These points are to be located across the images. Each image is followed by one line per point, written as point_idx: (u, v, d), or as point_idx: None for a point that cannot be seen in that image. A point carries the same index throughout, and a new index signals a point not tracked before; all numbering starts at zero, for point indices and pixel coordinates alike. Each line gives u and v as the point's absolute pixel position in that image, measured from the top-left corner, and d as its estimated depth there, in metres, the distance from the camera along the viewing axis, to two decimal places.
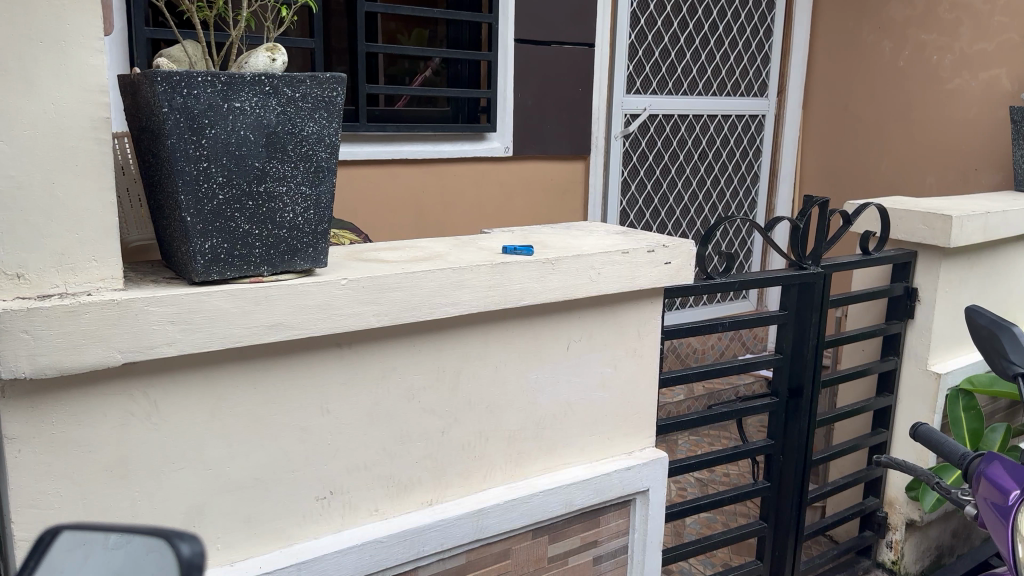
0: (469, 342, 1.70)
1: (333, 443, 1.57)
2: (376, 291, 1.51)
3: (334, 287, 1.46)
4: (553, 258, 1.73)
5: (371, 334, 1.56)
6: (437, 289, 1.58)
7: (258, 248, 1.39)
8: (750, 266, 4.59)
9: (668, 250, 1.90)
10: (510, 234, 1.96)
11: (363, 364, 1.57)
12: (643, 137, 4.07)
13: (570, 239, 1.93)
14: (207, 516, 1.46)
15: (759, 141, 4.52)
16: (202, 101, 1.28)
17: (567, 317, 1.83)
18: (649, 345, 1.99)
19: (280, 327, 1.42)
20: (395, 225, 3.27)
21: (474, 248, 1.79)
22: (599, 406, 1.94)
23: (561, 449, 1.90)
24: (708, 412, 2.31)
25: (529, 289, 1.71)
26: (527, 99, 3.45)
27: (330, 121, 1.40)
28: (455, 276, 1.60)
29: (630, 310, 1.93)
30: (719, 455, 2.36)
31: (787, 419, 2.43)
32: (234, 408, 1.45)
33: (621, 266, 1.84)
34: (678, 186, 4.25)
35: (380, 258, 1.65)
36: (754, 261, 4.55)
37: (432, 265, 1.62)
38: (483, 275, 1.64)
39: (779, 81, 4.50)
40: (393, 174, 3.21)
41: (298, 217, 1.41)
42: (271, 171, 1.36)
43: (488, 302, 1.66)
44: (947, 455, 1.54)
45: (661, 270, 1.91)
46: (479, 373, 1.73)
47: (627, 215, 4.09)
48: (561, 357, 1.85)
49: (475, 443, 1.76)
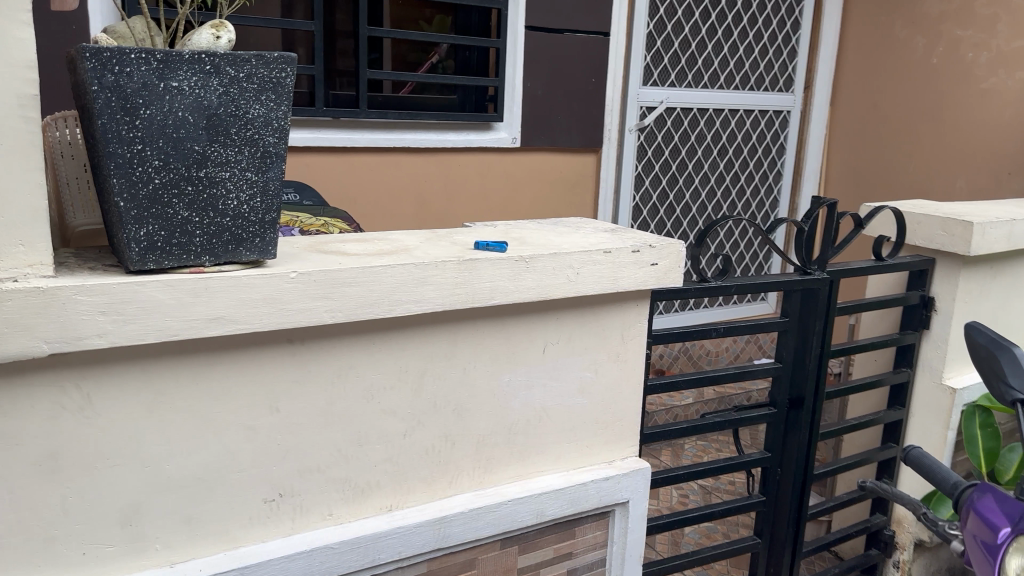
0: (435, 342, 1.61)
1: (283, 443, 1.49)
2: (329, 286, 1.42)
3: (283, 280, 1.38)
4: (527, 255, 1.63)
5: (325, 331, 1.48)
6: (397, 286, 1.50)
7: (199, 237, 1.32)
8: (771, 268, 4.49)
9: (655, 250, 1.80)
10: (490, 229, 1.87)
11: (316, 362, 1.49)
12: (660, 130, 3.96)
13: (553, 236, 1.83)
14: (146, 515, 1.40)
15: (782, 138, 4.37)
16: (135, 79, 1.21)
17: (544, 319, 1.73)
18: (635, 351, 1.89)
19: (222, 321, 1.34)
20: (394, 215, 3.19)
21: (447, 243, 1.70)
22: (578, 412, 1.84)
23: (536, 457, 1.80)
24: (699, 420, 2.15)
25: (500, 287, 1.62)
26: (537, 88, 3.34)
27: (279, 104, 1.32)
28: (417, 272, 1.51)
29: (615, 314, 1.83)
30: (708, 466, 2.22)
31: (786, 430, 2.31)
32: (174, 403, 1.38)
33: (603, 266, 1.73)
34: (695, 182, 4.14)
35: (342, 250, 1.57)
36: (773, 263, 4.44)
37: (394, 259, 1.53)
38: (449, 271, 1.55)
39: (806, 76, 4.33)
40: (395, 163, 3.13)
41: (243, 205, 1.34)
42: (212, 155, 1.29)
43: (454, 300, 1.57)
44: (938, 483, 1.42)
45: (646, 271, 1.80)
46: (445, 374, 1.64)
47: (640, 212, 4.01)
48: (537, 360, 1.75)
49: (441, 447, 1.67)
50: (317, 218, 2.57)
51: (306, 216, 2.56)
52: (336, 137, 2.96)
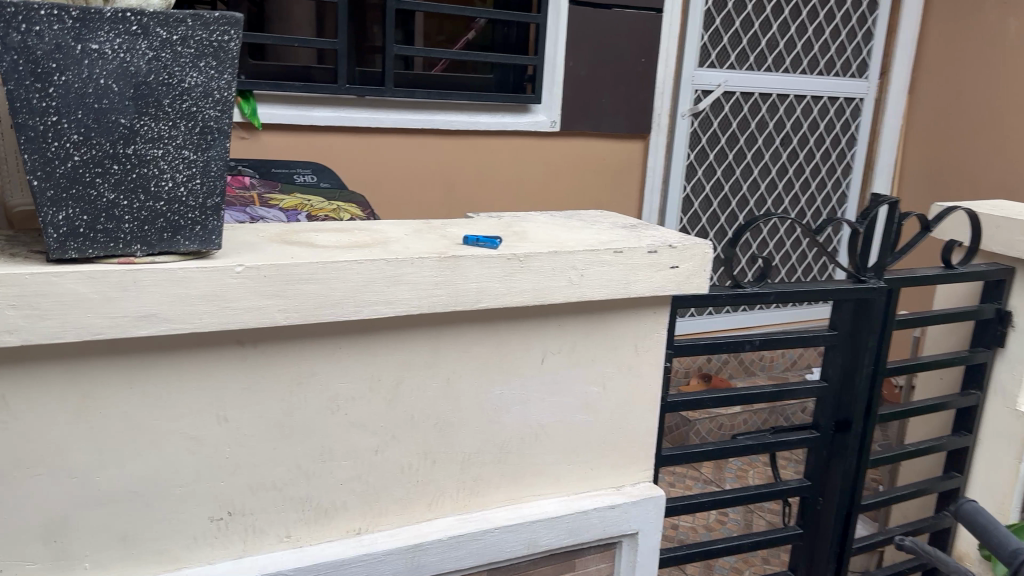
0: (414, 349, 1.42)
1: (232, 457, 1.33)
2: (281, 283, 1.25)
3: (227, 275, 1.21)
4: (522, 253, 1.42)
5: (283, 333, 1.31)
6: (363, 285, 1.31)
7: (128, 223, 1.16)
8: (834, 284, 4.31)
9: (675, 251, 1.56)
10: (491, 223, 1.67)
11: (271, 367, 1.32)
12: (716, 116, 3.70)
13: (563, 232, 1.61)
14: (73, 530, 1.25)
15: (854, 127, 4.05)
16: (47, 40, 1.04)
17: (543, 326, 1.52)
18: (651, 365, 1.66)
19: (155, 318, 1.19)
20: (419, 200, 3.08)
21: (435, 236, 1.51)
22: (583, 432, 1.62)
23: (531, 479, 1.60)
24: (727, 441, 1.89)
25: (488, 289, 1.42)
26: (580, 68, 3.19)
27: (222, 72, 1.16)
28: (390, 269, 1.32)
29: (628, 322, 1.60)
30: (739, 493, 1.95)
31: (830, 457, 2.05)
32: (105, 409, 1.23)
33: (613, 268, 1.51)
34: (754, 172, 3.87)
35: (311, 242, 1.39)
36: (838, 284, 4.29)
37: (364, 254, 1.34)
38: (428, 269, 1.36)
39: (882, 61, 4.01)
40: (422, 145, 3.02)
41: (180, 187, 1.18)
42: (141, 129, 1.12)
43: (433, 302, 1.37)
44: (994, 548, 1.17)
45: (665, 275, 1.57)
46: (425, 386, 1.45)
47: (692, 203, 3.77)
48: (533, 371, 1.54)
49: (420, 465, 1.48)
50: (330, 202, 2.40)
51: (318, 201, 2.40)
52: (359, 117, 2.87)
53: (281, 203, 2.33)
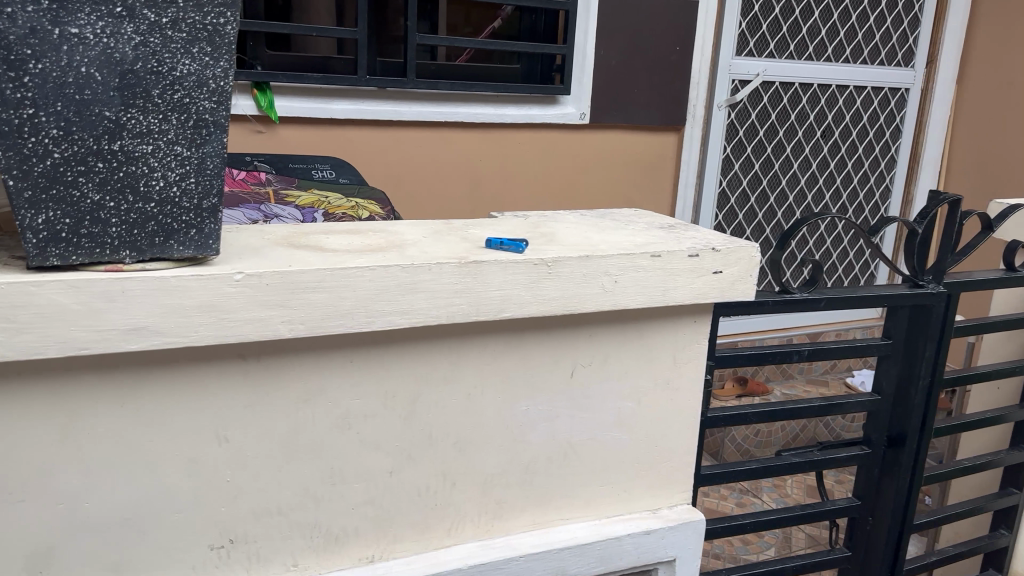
0: (432, 363, 1.30)
1: (233, 481, 1.22)
2: (285, 292, 1.13)
3: (225, 284, 1.10)
4: (550, 258, 1.29)
5: (288, 346, 1.19)
6: (376, 293, 1.19)
7: (115, 226, 1.05)
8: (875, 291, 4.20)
9: (719, 254, 1.42)
10: (517, 224, 1.54)
11: (276, 383, 1.21)
12: (755, 106, 3.56)
13: (595, 233, 1.48)
14: (60, 561, 1.15)
15: (899, 119, 3.88)
16: (20, 23, 0.93)
17: (573, 337, 1.40)
18: (690, 378, 1.53)
19: (146, 331, 1.08)
20: (442, 196, 2.98)
21: (455, 239, 1.39)
22: (616, 451, 1.49)
23: (560, 502, 1.48)
24: (771, 458, 1.76)
25: (514, 297, 1.29)
26: (611, 57, 3.08)
27: (217, 59, 1.04)
28: (405, 275, 1.20)
29: (665, 331, 1.47)
30: (784, 513, 1.81)
31: (881, 476, 1.91)
32: (94, 430, 1.12)
33: (650, 274, 1.38)
34: (794, 166, 3.72)
35: (320, 245, 1.28)
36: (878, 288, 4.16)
37: (377, 258, 1.22)
38: (447, 276, 1.23)
39: (929, 49, 3.82)
40: (445, 138, 2.91)
41: (172, 186, 1.06)
42: (128, 123, 1.01)
43: (453, 312, 1.25)
44: None
45: (707, 280, 1.43)
46: (444, 402, 1.33)
47: (727, 199, 3.64)
48: (562, 386, 1.42)
49: (438, 487, 1.37)
50: (348, 199, 2.29)
51: (336, 197, 2.29)
52: (380, 110, 2.75)
53: (298, 200, 2.22)
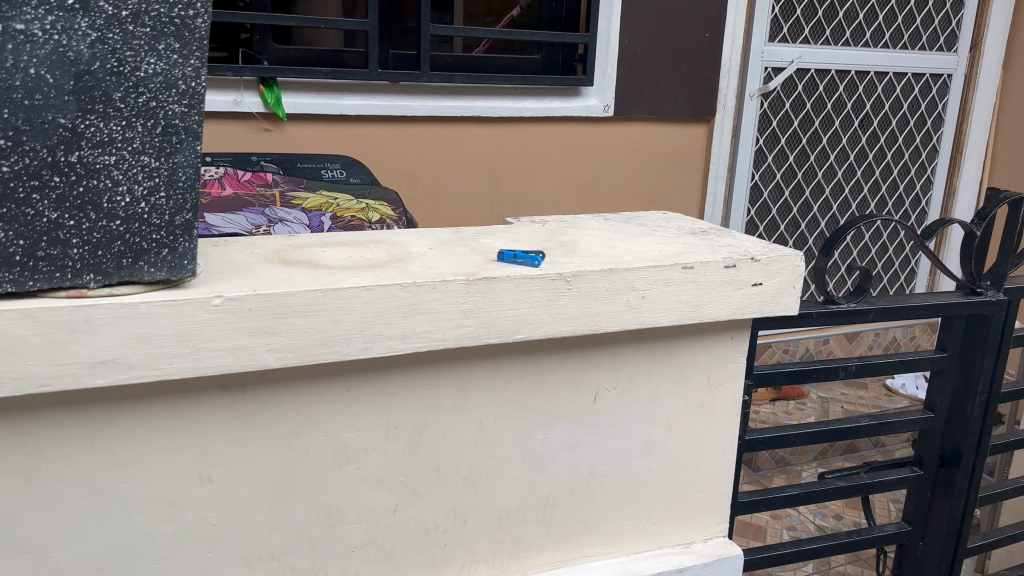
0: (439, 391, 1.18)
1: (220, 523, 1.11)
2: (269, 317, 1.01)
3: (202, 310, 0.98)
4: (569, 272, 1.16)
5: (277, 376, 1.07)
6: (374, 317, 1.06)
7: (76, 247, 0.93)
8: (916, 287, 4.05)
9: (757, 265, 1.28)
10: (534, 231, 1.41)
11: (265, 416, 1.09)
12: (790, 95, 3.43)
13: (621, 241, 1.35)
14: None
15: (941, 107, 3.70)
16: None
17: (596, 359, 1.26)
18: (726, 400, 1.39)
19: (116, 365, 0.96)
20: (458, 194, 2.85)
21: (464, 251, 1.26)
22: (643, 481, 1.36)
23: (583, 538, 1.35)
24: (815, 483, 1.62)
25: (529, 317, 1.16)
26: (636, 47, 2.95)
27: (187, 56, 0.92)
28: (406, 296, 1.07)
29: (699, 350, 1.33)
30: (827, 541, 1.66)
31: (933, 499, 1.75)
32: (62, 473, 1.01)
33: (681, 288, 1.24)
34: (831, 157, 3.59)
35: (314, 261, 1.15)
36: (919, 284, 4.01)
37: (375, 276, 1.10)
38: (454, 295, 1.10)
39: (973, 32, 3.63)
40: (462, 134, 2.78)
41: (140, 201, 0.94)
42: (86, 131, 0.89)
43: (461, 335, 1.13)
44: None
45: (745, 294, 1.29)
46: (453, 433, 1.20)
47: (761, 193, 3.53)
48: (584, 412, 1.28)
49: (448, 526, 1.24)
50: (358, 201, 2.17)
51: (346, 199, 2.17)
52: (393, 105, 2.63)
53: (304, 202, 2.11)
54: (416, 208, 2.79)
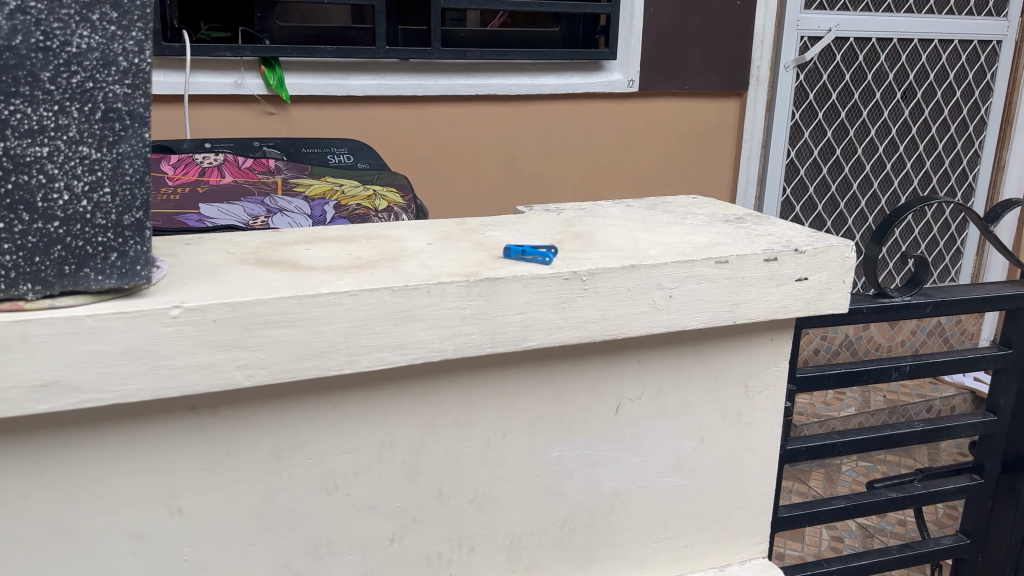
0: (440, 406, 1.04)
1: (194, 558, 0.99)
2: (237, 330, 0.87)
3: (158, 323, 0.85)
4: (586, 271, 1.01)
5: (251, 394, 0.94)
6: (359, 326, 0.93)
7: (8, 254, 0.79)
8: (963, 265, 3.86)
9: (802, 257, 1.13)
10: (547, 222, 1.26)
11: (240, 438, 0.96)
12: (827, 66, 3.25)
13: (645, 233, 1.20)
14: None
15: (989, 76, 3.48)
16: None
17: (618, 366, 1.12)
18: (765, 409, 1.24)
19: (62, 389, 0.83)
20: (475, 178, 2.71)
21: (468, 246, 1.11)
22: (672, 499, 1.22)
23: (605, 563, 1.21)
24: (864, 495, 1.47)
25: (539, 322, 1.02)
26: (662, 17, 2.77)
27: (127, 28, 0.78)
28: (397, 301, 0.93)
29: (735, 354, 1.18)
30: (876, 558, 1.51)
31: (996, 510, 1.58)
32: (8, 508, 0.89)
33: (713, 285, 1.09)
34: (871, 132, 3.41)
35: (295, 261, 1.02)
36: (964, 261, 3.85)
37: (363, 279, 0.96)
38: (453, 299, 0.96)
39: None
40: (478, 114, 2.63)
41: (82, 199, 0.81)
42: (11, 118, 0.76)
43: (461, 345, 0.99)
44: None
45: (787, 290, 1.14)
46: (456, 452, 1.07)
47: (797, 170, 3.38)
48: (604, 425, 1.14)
49: (453, 554, 1.11)
50: (365, 187, 2.03)
51: (352, 186, 2.03)
52: (404, 85, 2.49)
53: (307, 190, 1.97)
54: (430, 194, 2.65)
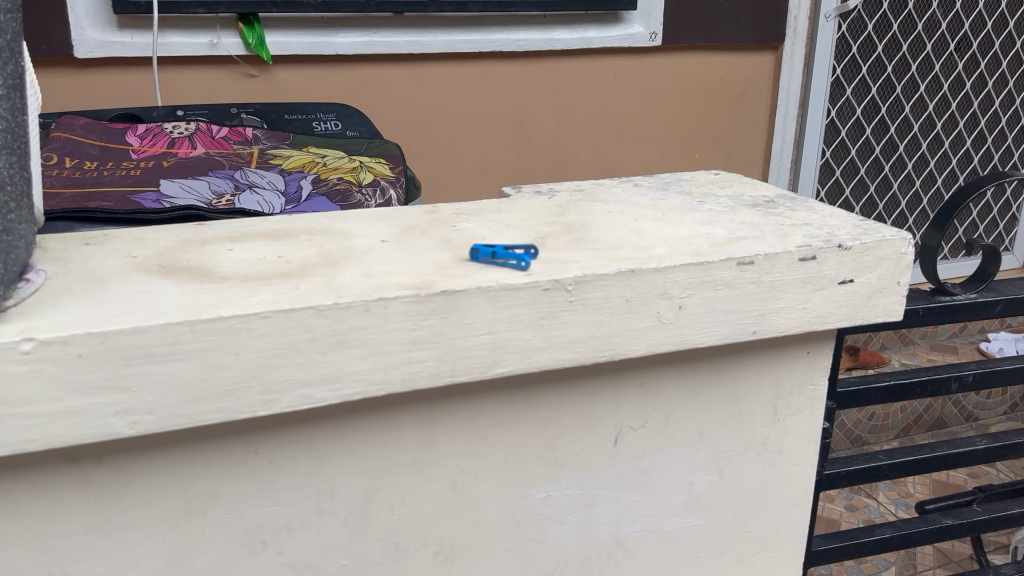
0: (392, 446, 0.84)
1: None
2: (112, 367, 0.68)
3: (4, 361, 0.65)
4: (571, 277, 0.80)
5: (144, 441, 0.75)
6: (276, 357, 0.73)
7: None
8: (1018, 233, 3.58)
9: (850, 254, 0.90)
10: (536, 208, 1.05)
11: (136, 494, 0.77)
12: (871, 17, 3.08)
13: (653, 222, 0.98)
14: None
15: None
16: None
17: (616, 390, 0.91)
18: (800, 435, 1.03)
19: None
20: (481, 144, 2.50)
21: (431, 243, 0.91)
22: (686, 541, 1.02)
23: None
24: (915, 524, 1.25)
25: (512, 344, 0.81)
26: None
27: None
28: (323, 325, 0.73)
29: (762, 372, 0.97)
30: None
31: None
32: None
33: (734, 292, 0.87)
34: (920, 88, 3.29)
35: (207, 267, 0.82)
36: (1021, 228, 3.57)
37: (283, 292, 0.76)
38: (398, 318, 0.76)
39: None
40: (483, 74, 2.40)
41: None
42: None
43: (409, 376, 0.78)
44: None
45: (829, 295, 0.92)
46: (415, 500, 0.87)
47: (838, 131, 3.20)
48: (601, 460, 0.94)
49: None
50: (350, 158, 1.82)
51: (335, 157, 1.82)
52: (400, 42, 2.26)
53: (284, 162, 1.76)
54: (432, 162, 2.45)
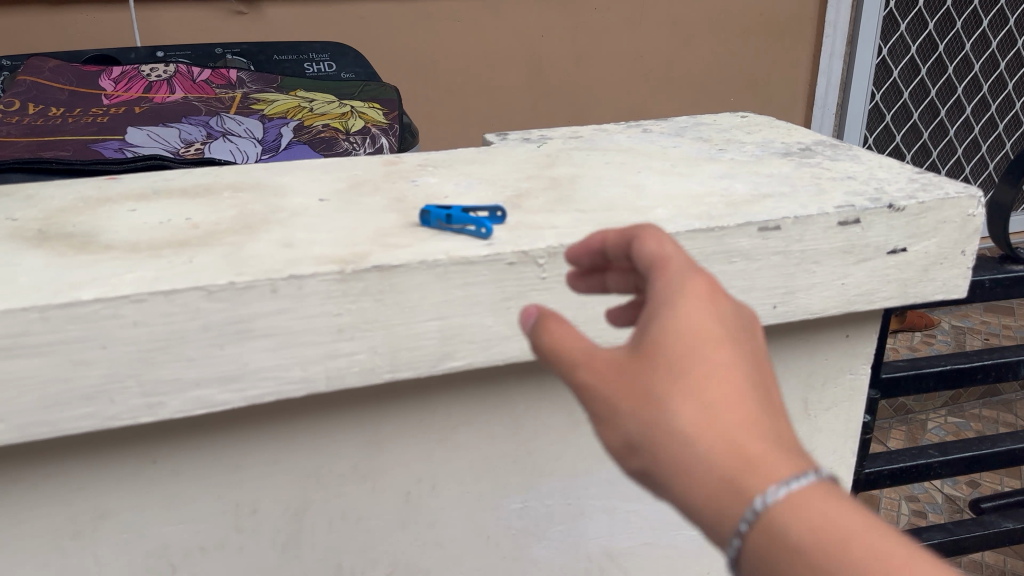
0: (328, 453, 0.69)
1: None
2: None
3: None
4: (542, 250, 0.63)
5: (8, 451, 0.60)
6: (158, 352, 0.57)
7: None
8: None
9: (904, 216, 0.72)
10: (520, 158, 0.87)
11: (5, 513, 0.63)
12: None
13: (658, 176, 0.80)
14: None
15: None
16: None
17: None
18: (833, 433, 0.86)
19: None
20: (493, 87, 2.31)
21: (379, 204, 0.74)
22: (692, 557, 0.86)
23: None
24: (970, 527, 1.08)
25: (469, 333, 0.64)
26: None
27: None
28: (217, 311, 0.57)
29: (789, 361, 0.79)
30: None
31: None
32: None
33: (755, 266, 0.69)
34: (983, 24, 3.01)
35: (94, 234, 0.66)
36: None
37: (175, 266, 0.60)
38: (317, 302, 0.59)
39: None
40: (495, 9, 2.21)
41: None
42: None
43: (336, 374, 0.62)
44: None
45: (877, 269, 0.74)
46: (359, 515, 0.72)
47: (889, 72, 2.96)
48: (591, 465, 0.78)
49: None
50: (341, 103, 1.65)
51: (324, 101, 1.65)
52: None
53: (267, 108, 1.59)
54: (441, 107, 2.27)
